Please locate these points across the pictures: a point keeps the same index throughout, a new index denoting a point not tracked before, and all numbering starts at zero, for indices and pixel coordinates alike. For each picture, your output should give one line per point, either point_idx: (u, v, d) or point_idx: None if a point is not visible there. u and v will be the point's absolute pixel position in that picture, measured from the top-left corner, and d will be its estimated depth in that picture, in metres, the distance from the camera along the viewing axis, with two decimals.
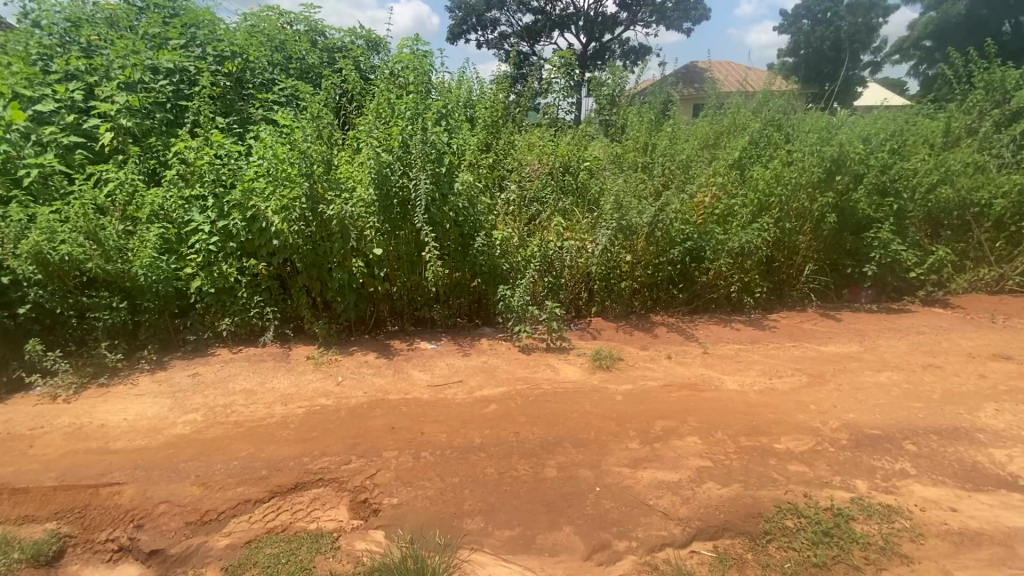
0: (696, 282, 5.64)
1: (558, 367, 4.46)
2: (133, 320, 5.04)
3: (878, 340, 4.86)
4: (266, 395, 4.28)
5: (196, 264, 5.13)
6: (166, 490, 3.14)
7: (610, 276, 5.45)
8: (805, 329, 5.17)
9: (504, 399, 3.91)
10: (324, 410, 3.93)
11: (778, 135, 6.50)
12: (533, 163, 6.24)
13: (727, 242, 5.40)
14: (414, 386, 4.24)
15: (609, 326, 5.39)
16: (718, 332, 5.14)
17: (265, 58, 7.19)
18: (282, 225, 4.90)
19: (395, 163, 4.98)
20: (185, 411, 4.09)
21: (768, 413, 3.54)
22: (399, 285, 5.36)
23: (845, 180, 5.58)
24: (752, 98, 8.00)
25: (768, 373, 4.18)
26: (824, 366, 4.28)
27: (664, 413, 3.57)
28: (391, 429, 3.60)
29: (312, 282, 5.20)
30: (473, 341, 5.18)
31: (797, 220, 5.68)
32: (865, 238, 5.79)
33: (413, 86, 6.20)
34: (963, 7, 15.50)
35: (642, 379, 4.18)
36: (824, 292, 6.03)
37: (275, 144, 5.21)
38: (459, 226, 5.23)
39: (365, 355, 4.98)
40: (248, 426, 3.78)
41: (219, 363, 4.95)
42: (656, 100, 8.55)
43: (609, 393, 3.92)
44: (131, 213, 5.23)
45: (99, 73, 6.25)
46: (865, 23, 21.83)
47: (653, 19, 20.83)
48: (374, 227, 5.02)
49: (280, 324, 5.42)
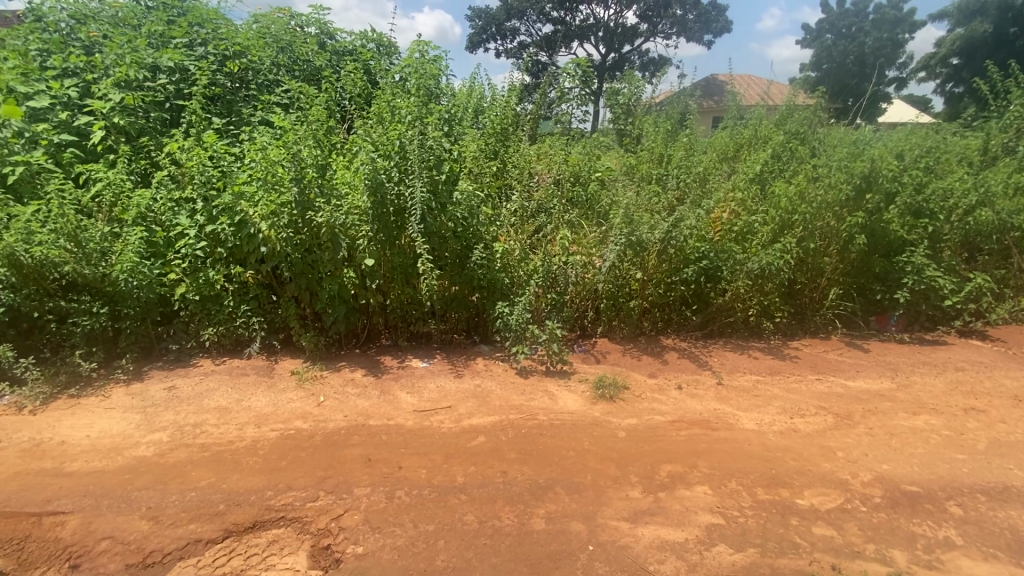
0: (711, 303, 5.24)
1: (557, 395, 4.08)
2: (114, 327, 4.82)
3: (911, 375, 4.41)
4: (240, 414, 3.98)
5: (181, 270, 4.89)
6: (113, 524, 2.86)
7: (618, 293, 5.10)
8: (830, 360, 4.73)
9: (493, 431, 3.55)
10: (299, 435, 3.62)
11: (802, 149, 6.14)
12: (541, 172, 6.07)
13: (746, 263, 5.00)
14: (398, 412, 3.90)
15: (615, 349, 5.01)
16: (734, 360, 4.72)
17: (269, 59, 7.03)
18: (269, 232, 4.59)
19: (393, 169, 4.68)
20: (152, 429, 3.82)
21: (789, 461, 3.13)
22: (393, 297, 5.05)
23: (875, 199, 5.12)
24: (776, 110, 7.58)
25: (788, 411, 3.77)
26: (853, 406, 3.84)
27: (671, 456, 3.19)
28: (366, 461, 3.27)
29: (301, 292, 4.91)
30: (468, 361, 4.84)
31: (821, 240, 5.26)
32: (896, 262, 5.33)
33: (419, 89, 5.91)
34: (991, 24, 15.02)
35: (648, 412, 3.79)
36: (851, 319, 5.59)
37: (268, 145, 4.95)
38: (457, 236, 4.92)
39: (353, 372, 4.66)
40: (213, 451, 3.48)
41: (199, 376, 4.67)
42: (673, 111, 8.19)
43: (611, 428, 3.54)
44: (118, 215, 5.03)
45: (98, 71, 6.09)
46: (891, 38, 21.25)
47: (673, 31, 20.55)
48: (366, 235, 4.71)
49: (266, 335, 5.15)
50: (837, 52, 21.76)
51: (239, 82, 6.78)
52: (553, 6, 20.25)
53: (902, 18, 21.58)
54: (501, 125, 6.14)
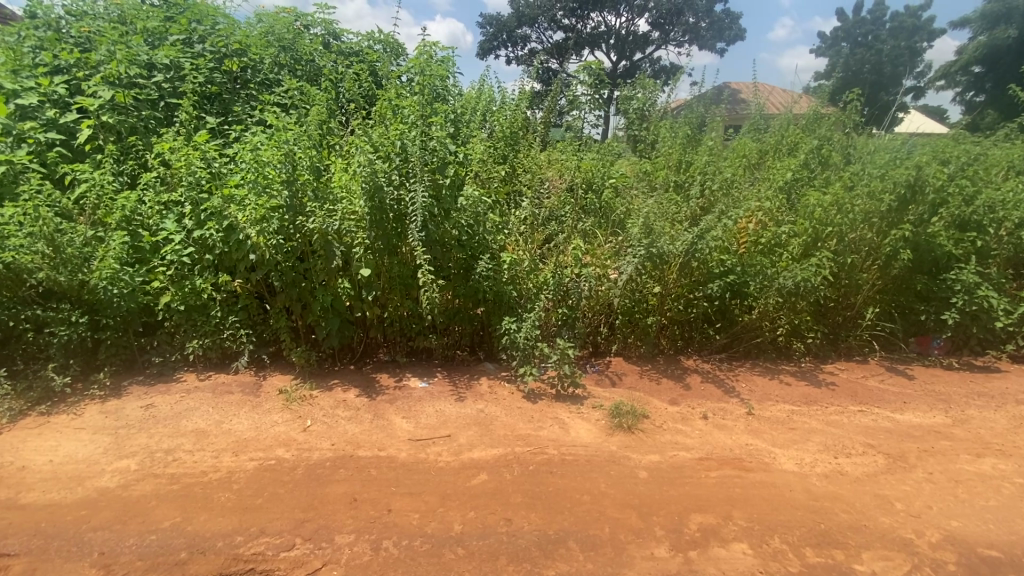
0: (737, 322, 4.80)
1: (568, 424, 3.66)
2: (93, 338, 4.49)
3: (967, 410, 3.94)
4: (219, 439, 3.61)
5: (166, 277, 4.55)
6: (58, 573, 2.49)
7: (635, 309, 4.69)
8: (872, 388, 4.27)
9: (498, 467, 3.15)
10: (280, 467, 3.23)
11: (833, 156, 5.72)
12: (553, 178, 5.72)
13: (777, 278, 4.53)
14: (392, 441, 3.51)
15: (631, 369, 4.59)
16: (764, 386, 4.27)
17: (269, 58, 6.74)
18: (257, 239, 4.22)
19: (393, 172, 4.32)
20: (120, 455, 3.45)
21: (840, 514, 2.70)
22: (391, 310, 4.67)
23: (919, 209, 4.66)
24: (800, 117, 7.16)
25: (831, 449, 3.33)
26: (905, 445, 3.39)
27: (702, 504, 2.77)
28: (352, 500, 2.88)
29: (292, 303, 4.53)
30: (471, 381, 4.43)
31: (858, 255, 4.82)
32: (942, 280, 4.86)
33: (425, 89, 5.59)
34: (1015, 31, 14.54)
35: (671, 447, 3.35)
36: (889, 341, 5.14)
37: (261, 144, 4.60)
38: (462, 246, 4.54)
39: (345, 393, 4.27)
40: (183, 483, 3.11)
41: (180, 394, 4.32)
42: (691, 117, 7.78)
43: (630, 467, 3.12)
44: (101, 218, 4.70)
45: (89, 68, 5.80)
46: (908, 47, 20.74)
47: (686, 38, 20.10)
48: (363, 243, 4.32)
49: (255, 349, 4.81)
50: (854, 61, 20.99)
51: (237, 81, 6.51)
52: (565, 13, 19.98)
53: (921, 26, 21.03)
54: (510, 129, 6.06)
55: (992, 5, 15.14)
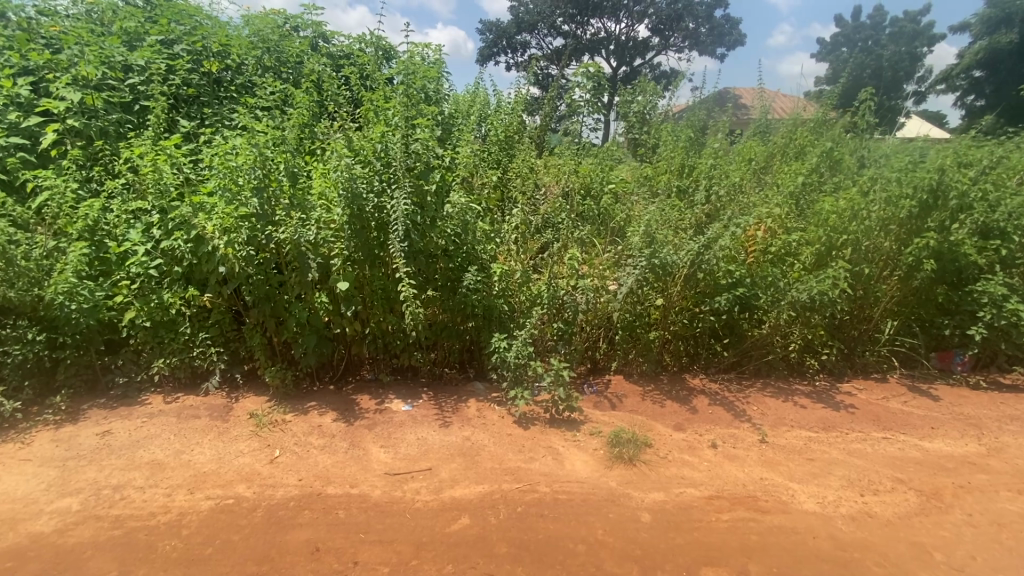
0: (747, 337, 4.45)
1: (563, 454, 3.31)
2: (51, 357, 4.15)
3: (1001, 437, 3.59)
4: (175, 474, 3.27)
5: (130, 291, 4.20)
6: None
7: (636, 324, 4.35)
8: (895, 411, 3.91)
9: (483, 508, 2.80)
10: (238, 508, 2.89)
11: (845, 163, 5.40)
12: (549, 184, 5.43)
13: (791, 291, 4.18)
14: (367, 475, 3.16)
15: (632, 389, 4.24)
16: (777, 408, 3.91)
17: (252, 58, 6.43)
18: (226, 250, 3.87)
19: (372, 178, 3.98)
20: (63, 493, 3.12)
21: (872, 569, 2.35)
22: (373, 325, 4.31)
23: (940, 216, 4.30)
24: (808, 121, 6.82)
25: (856, 485, 2.98)
26: (939, 480, 3.04)
27: (713, 556, 2.42)
28: (315, 551, 2.53)
29: (265, 319, 4.17)
30: (458, 403, 4.07)
31: (875, 264, 4.50)
32: (969, 293, 4.50)
33: (413, 90, 5.28)
34: (1017, 36, 14.30)
35: (677, 483, 3.00)
36: (910, 357, 4.79)
37: (232, 147, 4.26)
38: (449, 256, 4.19)
39: (321, 417, 3.92)
40: (127, 529, 2.77)
41: (141, 419, 3.97)
42: (693, 121, 7.46)
43: (630, 508, 2.77)
44: (62, 227, 4.36)
45: (59, 69, 5.50)
46: (910, 53, 20.11)
47: (686, 44, 19.80)
48: (342, 254, 3.97)
49: (228, 367, 4.46)
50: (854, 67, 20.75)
51: (217, 83, 6.22)
52: (564, 20, 19.74)
53: (920, 32, 20.74)
54: (505, 134, 5.77)
55: (992, 9, 14.87)
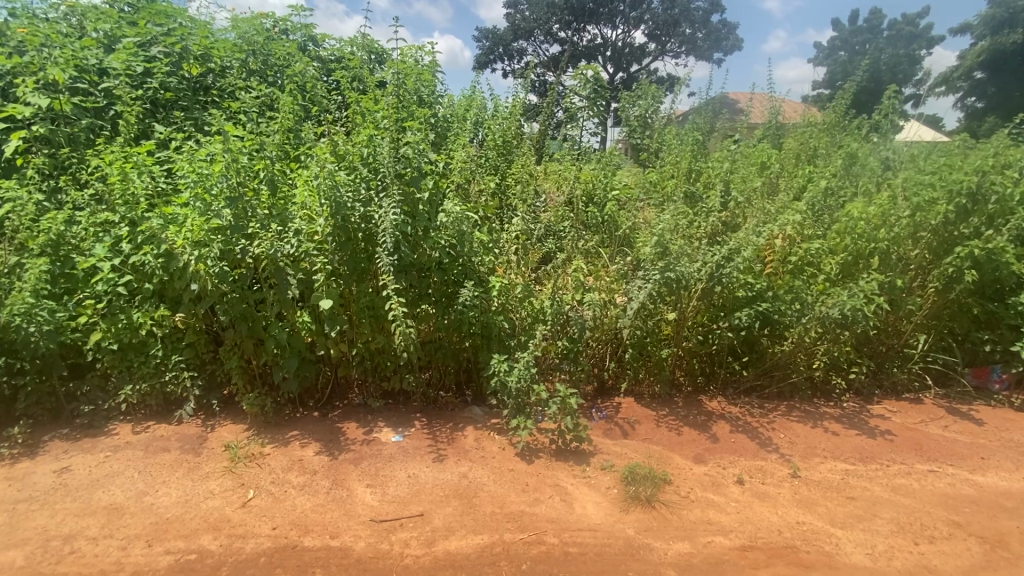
0: (768, 355, 4.08)
1: (572, 495, 2.94)
2: (9, 384, 3.79)
3: None
4: (135, 520, 2.91)
5: (96, 311, 3.83)
6: None
7: (647, 341, 3.97)
8: (936, 438, 3.56)
9: (484, 566, 2.45)
10: (203, 566, 2.54)
11: (862, 168, 5.08)
12: (550, 192, 5.12)
13: (816, 305, 3.83)
14: (352, 522, 2.80)
15: (645, 414, 3.87)
16: (806, 435, 3.55)
17: (236, 59, 6.10)
18: (197, 266, 3.49)
19: (359, 186, 3.63)
20: (6, 545, 2.77)
21: None
22: (361, 345, 3.94)
23: (978, 221, 3.96)
24: (820, 124, 6.48)
25: (907, 531, 2.63)
26: (1000, 525, 2.70)
27: None
28: None
29: (242, 340, 3.79)
30: (454, 432, 3.70)
31: (904, 274, 4.16)
32: (1009, 305, 4.14)
33: (405, 92, 4.96)
34: (1019, 37, 13.92)
35: (704, 530, 2.64)
36: (943, 374, 4.43)
37: (206, 152, 3.90)
38: (443, 270, 3.82)
39: (303, 449, 3.54)
40: None
41: (105, 453, 3.59)
42: (698, 124, 7.14)
43: (651, 564, 2.42)
44: (23, 241, 4.00)
45: (26, 72, 5.16)
46: (908, 54, 19.74)
47: (684, 49, 19.52)
48: (325, 269, 3.61)
49: (204, 393, 4.07)
50: None
51: (197, 86, 5.89)
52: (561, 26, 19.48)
53: (920, 33, 20.44)
54: (503, 138, 5.46)
55: (993, 11, 14.54)
